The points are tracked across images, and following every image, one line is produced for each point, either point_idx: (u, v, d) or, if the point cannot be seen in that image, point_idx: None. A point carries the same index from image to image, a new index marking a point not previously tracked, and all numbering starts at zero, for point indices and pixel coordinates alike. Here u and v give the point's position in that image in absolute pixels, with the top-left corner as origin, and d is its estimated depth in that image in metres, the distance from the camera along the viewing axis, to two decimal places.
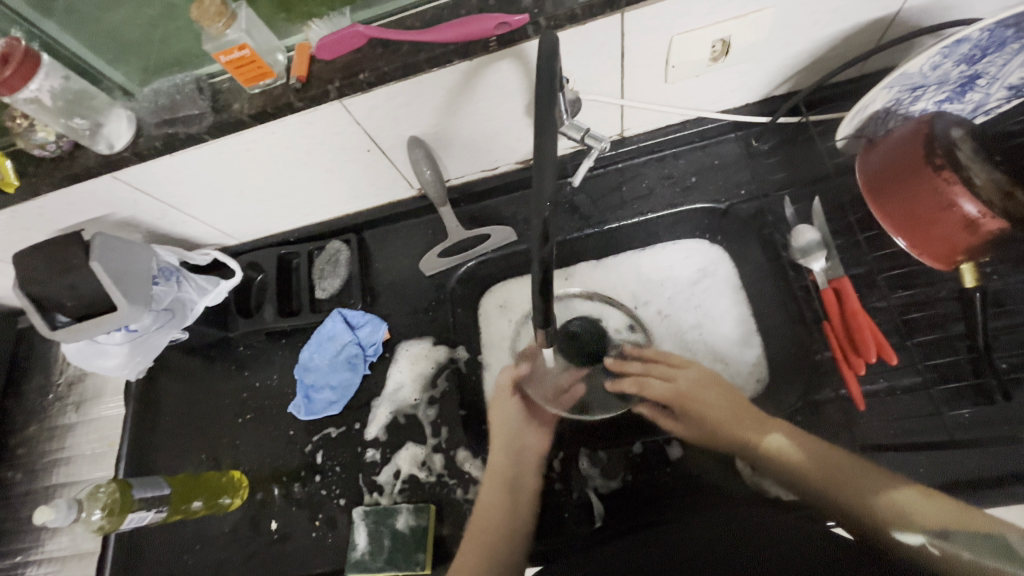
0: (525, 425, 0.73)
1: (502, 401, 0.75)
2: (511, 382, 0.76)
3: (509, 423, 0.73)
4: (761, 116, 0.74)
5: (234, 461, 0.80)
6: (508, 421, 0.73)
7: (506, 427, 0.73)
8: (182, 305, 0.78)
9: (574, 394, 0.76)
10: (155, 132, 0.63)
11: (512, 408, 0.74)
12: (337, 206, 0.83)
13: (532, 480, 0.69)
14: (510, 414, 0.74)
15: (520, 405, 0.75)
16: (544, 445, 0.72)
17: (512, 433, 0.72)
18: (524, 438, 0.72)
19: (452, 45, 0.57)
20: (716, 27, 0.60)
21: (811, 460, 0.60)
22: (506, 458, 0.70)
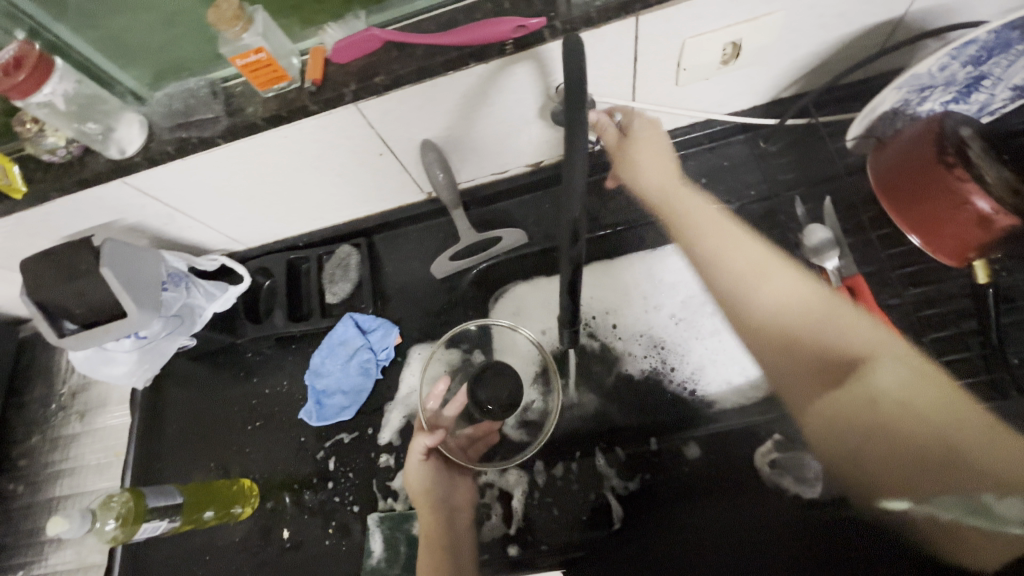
0: (453, 481, 0.69)
1: (415, 468, 0.67)
2: (422, 445, 0.67)
3: (428, 494, 0.66)
4: (769, 118, 0.75)
5: (244, 469, 0.79)
6: (430, 479, 0.67)
7: (430, 489, 0.67)
8: (191, 311, 0.77)
9: (489, 441, 0.72)
10: (168, 137, 0.63)
11: (433, 465, 0.68)
12: (347, 210, 0.83)
13: (466, 535, 0.67)
14: (429, 478, 0.67)
15: (438, 460, 0.69)
16: (470, 496, 0.70)
17: (438, 494, 0.67)
18: (453, 498, 0.68)
19: (467, 48, 0.57)
20: (726, 31, 0.60)
21: (716, 225, 0.62)
22: (435, 525, 0.65)
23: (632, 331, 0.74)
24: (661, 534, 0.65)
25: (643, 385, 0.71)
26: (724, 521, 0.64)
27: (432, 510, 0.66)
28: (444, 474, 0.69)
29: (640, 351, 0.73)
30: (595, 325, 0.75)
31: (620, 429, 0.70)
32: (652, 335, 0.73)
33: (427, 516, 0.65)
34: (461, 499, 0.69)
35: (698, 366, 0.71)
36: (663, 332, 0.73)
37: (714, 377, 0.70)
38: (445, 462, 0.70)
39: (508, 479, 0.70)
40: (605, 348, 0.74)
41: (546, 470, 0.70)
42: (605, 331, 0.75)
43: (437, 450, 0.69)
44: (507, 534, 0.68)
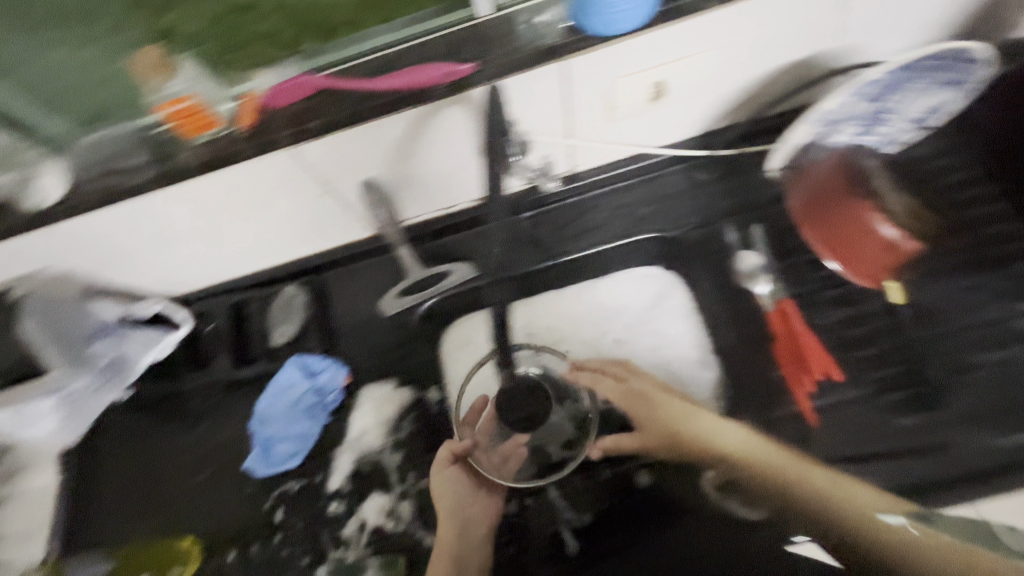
0: (474, 492, 0.70)
1: (439, 473, 0.72)
2: (448, 451, 0.73)
3: (449, 501, 0.70)
4: (702, 148, 0.78)
5: (184, 528, 0.75)
6: (449, 486, 0.70)
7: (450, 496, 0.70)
8: (124, 362, 0.75)
9: (522, 456, 0.74)
10: (93, 185, 0.62)
11: (460, 472, 0.72)
12: (291, 250, 0.82)
13: (479, 546, 0.67)
14: (450, 486, 0.71)
15: (464, 470, 0.72)
16: (493, 511, 0.69)
17: (456, 504, 0.69)
18: (469, 510, 0.69)
19: (401, 92, 0.58)
20: (651, 72, 0.63)
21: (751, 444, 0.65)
22: (449, 533, 0.67)
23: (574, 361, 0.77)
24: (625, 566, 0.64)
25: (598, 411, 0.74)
26: (681, 550, 0.63)
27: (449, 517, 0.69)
28: (467, 483, 0.71)
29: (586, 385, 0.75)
30: (547, 356, 0.77)
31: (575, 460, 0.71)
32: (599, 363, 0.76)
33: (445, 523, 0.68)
34: (480, 512, 0.69)
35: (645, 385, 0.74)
36: (609, 357, 0.77)
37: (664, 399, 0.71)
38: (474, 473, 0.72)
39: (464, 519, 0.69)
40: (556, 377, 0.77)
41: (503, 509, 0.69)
42: (556, 360, 0.77)
43: (462, 460, 0.73)
44: None
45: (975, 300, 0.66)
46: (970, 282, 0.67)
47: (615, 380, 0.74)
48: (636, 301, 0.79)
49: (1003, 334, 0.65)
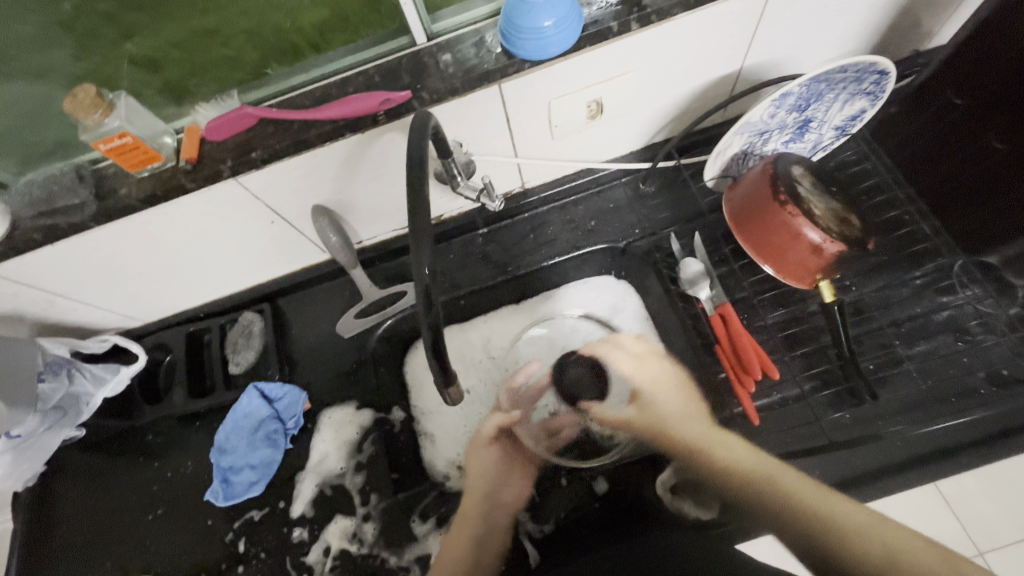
0: (506, 473, 0.70)
1: (480, 447, 0.71)
2: (494, 425, 0.72)
3: (479, 477, 0.68)
4: (644, 162, 0.81)
5: (144, 565, 0.73)
6: (485, 461, 0.70)
7: (484, 472, 0.69)
8: (76, 399, 0.75)
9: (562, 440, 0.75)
10: (33, 224, 0.61)
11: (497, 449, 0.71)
12: (248, 276, 0.82)
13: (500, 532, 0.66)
14: (488, 462, 0.70)
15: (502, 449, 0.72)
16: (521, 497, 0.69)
17: (488, 483, 0.68)
18: (501, 493, 0.68)
19: (340, 120, 0.59)
20: (587, 91, 0.66)
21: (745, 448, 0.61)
22: (476, 509, 0.66)
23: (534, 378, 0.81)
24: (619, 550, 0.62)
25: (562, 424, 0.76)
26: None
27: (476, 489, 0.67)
28: (503, 460, 0.71)
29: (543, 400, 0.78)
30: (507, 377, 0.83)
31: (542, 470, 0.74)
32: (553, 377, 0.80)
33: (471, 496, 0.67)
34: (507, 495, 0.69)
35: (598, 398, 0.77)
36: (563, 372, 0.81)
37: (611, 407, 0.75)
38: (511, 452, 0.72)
39: (426, 539, 0.70)
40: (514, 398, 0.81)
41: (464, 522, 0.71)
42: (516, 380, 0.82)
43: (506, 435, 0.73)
44: None
45: (897, 296, 0.71)
46: (892, 280, 0.72)
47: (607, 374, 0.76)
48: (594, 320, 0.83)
49: (927, 326, 0.69)
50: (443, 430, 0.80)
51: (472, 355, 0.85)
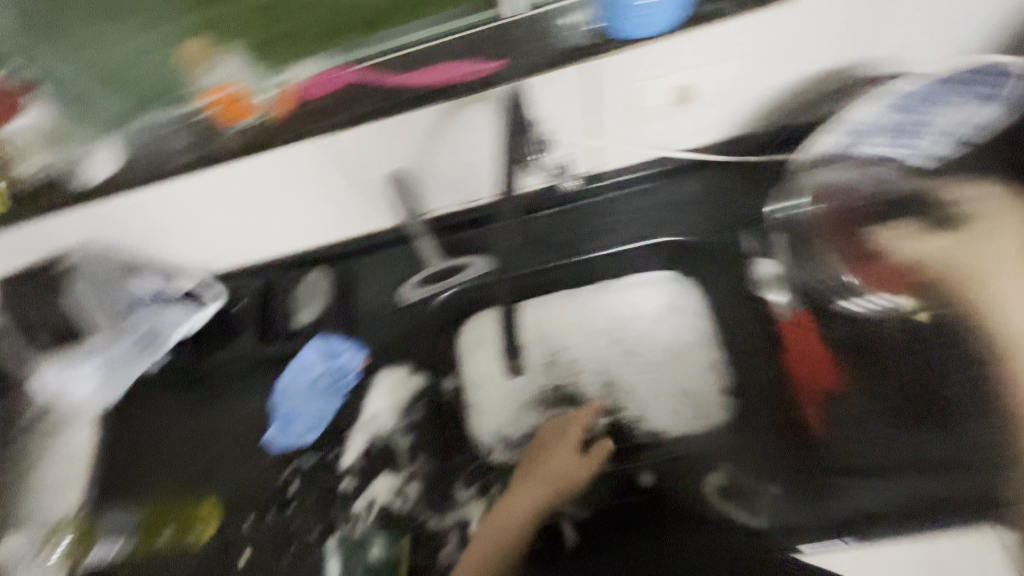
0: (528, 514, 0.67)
1: (547, 450, 0.71)
2: (570, 433, 0.72)
3: (533, 478, 0.69)
4: (726, 154, 0.78)
5: (204, 492, 0.79)
6: (510, 499, 0.69)
7: (505, 516, 0.68)
8: (156, 333, 0.80)
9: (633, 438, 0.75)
10: (143, 165, 0.66)
11: (528, 486, 0.69)
12: (320, 235, 0.85)
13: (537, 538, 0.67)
14: (549, 468, 0.70)
15: (532, 488, 0.69)
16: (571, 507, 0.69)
17: (506, 525, 0.67)
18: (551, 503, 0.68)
19: (427, 87, 0.60)
20: (675, 75, 0.64)
21: None
22: (520, 511, 0.67)
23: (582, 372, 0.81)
24: (811, 515, 0.61)
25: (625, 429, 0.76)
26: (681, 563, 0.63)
27: (525, 490, 0.69)
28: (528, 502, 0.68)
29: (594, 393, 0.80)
30: (554, 367, 0.82)
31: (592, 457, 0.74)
32: (606, 372, 0.81)
33: (519, 496, 0.69)
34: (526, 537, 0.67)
35: (644, 397, 0.77)
36: (617, 368, 0.80)
37: (659, 411, 0.76)
38: (540, 494, 0.68)
39: (467, 507, 0.73)
40: (563, 386, 0.81)
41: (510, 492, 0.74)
42: (565, 370, 0.82)
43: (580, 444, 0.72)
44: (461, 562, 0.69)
45: None
46: None
47: (737, 357, 0.73)
48: (656, 320, 0.81)
49: None
50: (488, 406, 0.81)
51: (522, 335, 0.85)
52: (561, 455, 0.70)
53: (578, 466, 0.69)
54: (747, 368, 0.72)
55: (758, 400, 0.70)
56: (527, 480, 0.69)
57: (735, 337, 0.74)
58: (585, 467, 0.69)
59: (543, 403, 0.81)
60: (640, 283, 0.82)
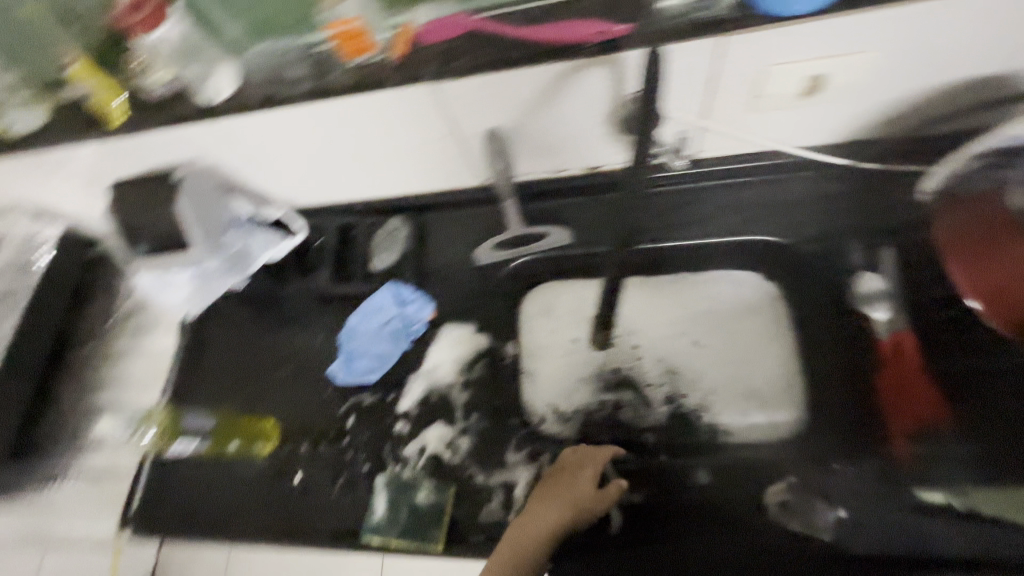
0: (541, 547, 0.60)
1: (569, 470, 0.66)
2: (597, 456, 0.67)
3: (553, 497, 0.64)
4: (840, 157, 0.73)
5: (269, 412, 0.83)
6: (522, 529, 0.62)
7: (513, 547, 0.60)
8: (245, 256, 0.85)
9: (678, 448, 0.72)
10: (258, 89, 0.68)
11: (544, 515, 0.62)
12: (407, 184, 0.87)
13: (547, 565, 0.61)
14: (572, 489, 0.64)
15: (546, 519, 0.62)
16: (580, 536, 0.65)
17: (517, 556, 0.59)
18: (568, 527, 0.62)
19: (548, 46, 0.59)
20: (812, 63, 0.59)
21: None
22: (538, 531, 0.61)
23: (644, 360, 0.79)
24: (882, 531, 0.60)
25: (682, 420, 0.74)
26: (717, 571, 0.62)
27: (543, 510, 0.62)
28: (543, 533, 0.61)
29: (655, 379, 0.78)
30: (617, 348, 0.80)
31: (646, 443, 0.73)
32: (667, 360, 0.78)
33: (535, 517, 0.62)
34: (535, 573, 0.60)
35: (709, 391, 0.75)
36: (682, 359, 0.78)
37: (725, 408, 0.74)
38: (556, 526, 0.61)
39: (515, 470, 0.72)
40: (624, 369, 0.79)
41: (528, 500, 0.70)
42: (627, 353, 0.79)
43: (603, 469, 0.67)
44: (503, 521, 0.69)
45: None
46: None
47: (816, 366, 0.70)
48: (731, 314, 0.78)
49: None
50: (544, 375, 0.81)
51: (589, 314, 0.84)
52: (579, 486, 0.64)
53: (597, 499, 0.64)
54: (826, 379, 0.69)
55: (833, 413, 0.67)
56: (541, 510, 0.63)
57: (821, 348, 0.70)
58: (603, 502, 0.64)
59: (602, 383, 0.79)
60: (719, 278, 0.79)
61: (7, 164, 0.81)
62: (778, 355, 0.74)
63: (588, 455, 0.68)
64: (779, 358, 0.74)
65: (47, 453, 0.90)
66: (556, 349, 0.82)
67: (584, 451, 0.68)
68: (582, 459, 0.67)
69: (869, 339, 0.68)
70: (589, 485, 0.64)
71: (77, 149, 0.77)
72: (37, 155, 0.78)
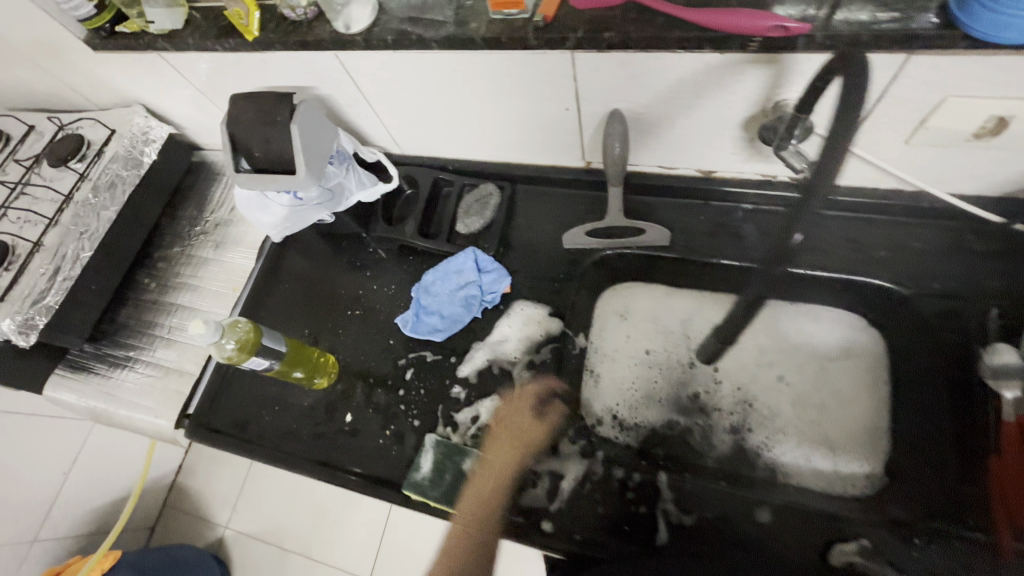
0: (506, 490, 0.69)
1: (513, 408, 0.75)
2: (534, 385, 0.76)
3: (504, 437, 0.72)
4: (991, 213, 0.66)
5: (331, 347, 0.85)
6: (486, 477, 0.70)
7: (482, 491, 0.69)
8: (342, 190, 0.83)
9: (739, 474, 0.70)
10: (393, 26, 0.67)
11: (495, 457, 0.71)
12: (509, 152, 0.85)
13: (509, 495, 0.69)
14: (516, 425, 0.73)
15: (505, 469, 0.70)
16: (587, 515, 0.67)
17: (486, 499, 0.69)
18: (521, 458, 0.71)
19: (708, 32, 0.55)
20: (1002, 102, 0.53)
21: None
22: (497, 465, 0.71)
23: (724, 385, 0.77)
24: None
25: (747, 454, 0.72)
26: None
27: (500, 451, 0.71)
28: (502, 476, 0.70)
29: (727, 407, 0.76)
30: None
31: (707, 466, 0.71)
32: (745, 391, 0.76)
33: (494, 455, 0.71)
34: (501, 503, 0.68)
35: (780, 431, 0.72)
36: (763, 390, 0.75)
37: (794, 449, 0.71)
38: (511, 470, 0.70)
39: (567, 461, 0.70)
40: (699, 394, 0.77)
41: (571, 485, 0.69)
42: (706, 375, 0.79)
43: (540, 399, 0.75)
44: (545, 509, 0.67)
45: None
46: None
47: (909, 417, 0.66)
48: (828, 353, 0.75)
49: None
50: (610, 376, 0.80)
51: (666, 325, 0.82)
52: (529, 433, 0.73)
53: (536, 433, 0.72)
54: (921, 437, 0.65)
55: (921, 472, 0.64)
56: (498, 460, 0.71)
57: (918, 406, 0.66)
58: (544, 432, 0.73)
59: (670, 397, 0.78)
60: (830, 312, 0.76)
61: (144, 59, 0.85)
62: (871, 401, 0.71)
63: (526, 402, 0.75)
64: (870, 404, 0.71)
65: (121, 338, 0.95)
66: (629, 349, 0.81)
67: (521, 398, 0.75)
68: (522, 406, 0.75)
69: (987, 412, 0.61)
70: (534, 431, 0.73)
71: (208, 57, 0.80)
72: (174, 56, 0.82)
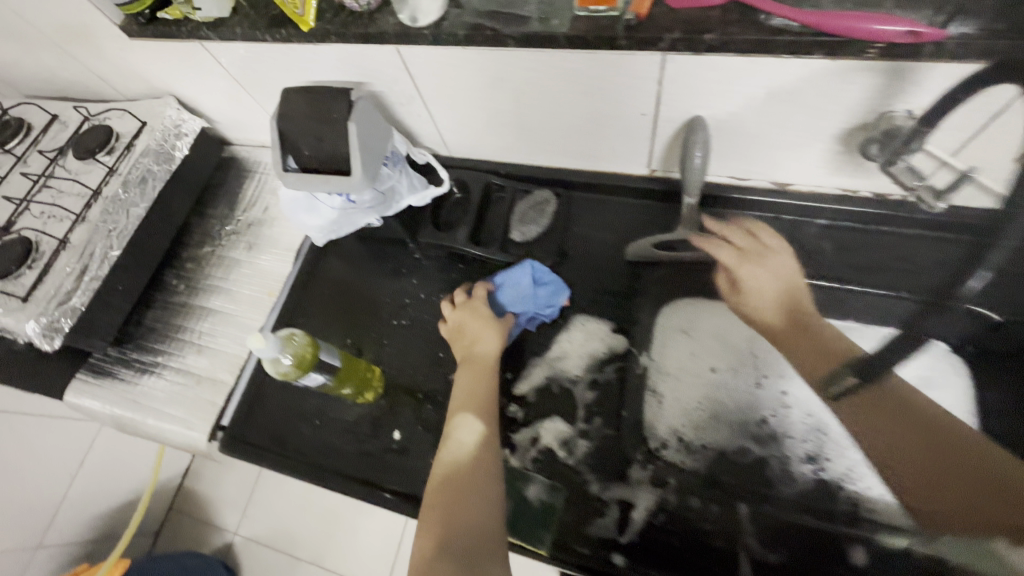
0: (571, 518, 0.65)
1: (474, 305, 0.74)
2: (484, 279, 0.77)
3: (480, 331, 0.72)
4: None
5: (376, 358, 0.80)
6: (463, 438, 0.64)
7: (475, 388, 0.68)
8: (393, 194, 0.79)
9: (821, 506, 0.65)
10: (465, 20, 0.62)
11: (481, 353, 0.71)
12: (568, 158, 0.81)
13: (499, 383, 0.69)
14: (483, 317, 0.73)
15: (479, 418, 0.65)
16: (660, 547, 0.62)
17: (481, 393, 0.68)
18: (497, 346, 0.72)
19: (823, 36, 0.50)
20: None
21: None
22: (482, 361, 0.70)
23: (795, 410, 0.72)
24: None
25: (829, 487, 0.67)
26: None
27: (484, 346, 0.71)
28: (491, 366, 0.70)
29: (799, 434, 0.71)
30: (762, 390, 0.74)
31: (785, 497, 0.66)
32: (817, 417, 0.71)
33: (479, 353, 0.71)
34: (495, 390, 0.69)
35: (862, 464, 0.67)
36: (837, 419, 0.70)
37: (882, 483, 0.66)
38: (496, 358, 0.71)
39: (637, 489, 0.66)
40: (768, 419, 0.72)
41: (643, 515, 0.64)
42: (773, 400, 0.73)
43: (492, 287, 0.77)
44: (615, 541, 0.63)
45: None
46: None
47: (950, 435, 0.60)
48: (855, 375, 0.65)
49: None
50: (673, 395, 0.74)
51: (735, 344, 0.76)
52: (493, 343, 0.72)
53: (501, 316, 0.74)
54: (955, 452, 0.59)
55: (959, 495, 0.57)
56: (468, 399, 0.67)
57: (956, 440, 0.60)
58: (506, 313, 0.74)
59: (738, 423, 0.72)
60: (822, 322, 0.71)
61: (183, 48, 0.79)
62: (905, 420, 0.62)
63: (483, 319, 0.73)
64: (905, 425, 0.61)
65: (147, 342, 0.90)
66: (693, 369, 0.75)
67: (474, 326, 0.73)
68: (478, 334, 0.72)
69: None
70: (495, 355, 0.71)
71: (256, 47, 0.75)
72: (217, 45, 0.77)
